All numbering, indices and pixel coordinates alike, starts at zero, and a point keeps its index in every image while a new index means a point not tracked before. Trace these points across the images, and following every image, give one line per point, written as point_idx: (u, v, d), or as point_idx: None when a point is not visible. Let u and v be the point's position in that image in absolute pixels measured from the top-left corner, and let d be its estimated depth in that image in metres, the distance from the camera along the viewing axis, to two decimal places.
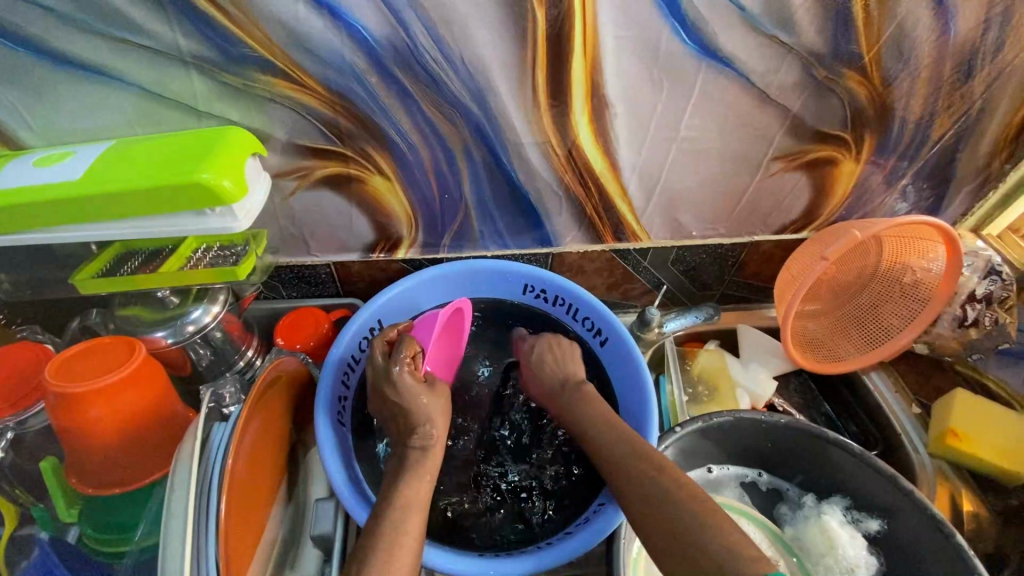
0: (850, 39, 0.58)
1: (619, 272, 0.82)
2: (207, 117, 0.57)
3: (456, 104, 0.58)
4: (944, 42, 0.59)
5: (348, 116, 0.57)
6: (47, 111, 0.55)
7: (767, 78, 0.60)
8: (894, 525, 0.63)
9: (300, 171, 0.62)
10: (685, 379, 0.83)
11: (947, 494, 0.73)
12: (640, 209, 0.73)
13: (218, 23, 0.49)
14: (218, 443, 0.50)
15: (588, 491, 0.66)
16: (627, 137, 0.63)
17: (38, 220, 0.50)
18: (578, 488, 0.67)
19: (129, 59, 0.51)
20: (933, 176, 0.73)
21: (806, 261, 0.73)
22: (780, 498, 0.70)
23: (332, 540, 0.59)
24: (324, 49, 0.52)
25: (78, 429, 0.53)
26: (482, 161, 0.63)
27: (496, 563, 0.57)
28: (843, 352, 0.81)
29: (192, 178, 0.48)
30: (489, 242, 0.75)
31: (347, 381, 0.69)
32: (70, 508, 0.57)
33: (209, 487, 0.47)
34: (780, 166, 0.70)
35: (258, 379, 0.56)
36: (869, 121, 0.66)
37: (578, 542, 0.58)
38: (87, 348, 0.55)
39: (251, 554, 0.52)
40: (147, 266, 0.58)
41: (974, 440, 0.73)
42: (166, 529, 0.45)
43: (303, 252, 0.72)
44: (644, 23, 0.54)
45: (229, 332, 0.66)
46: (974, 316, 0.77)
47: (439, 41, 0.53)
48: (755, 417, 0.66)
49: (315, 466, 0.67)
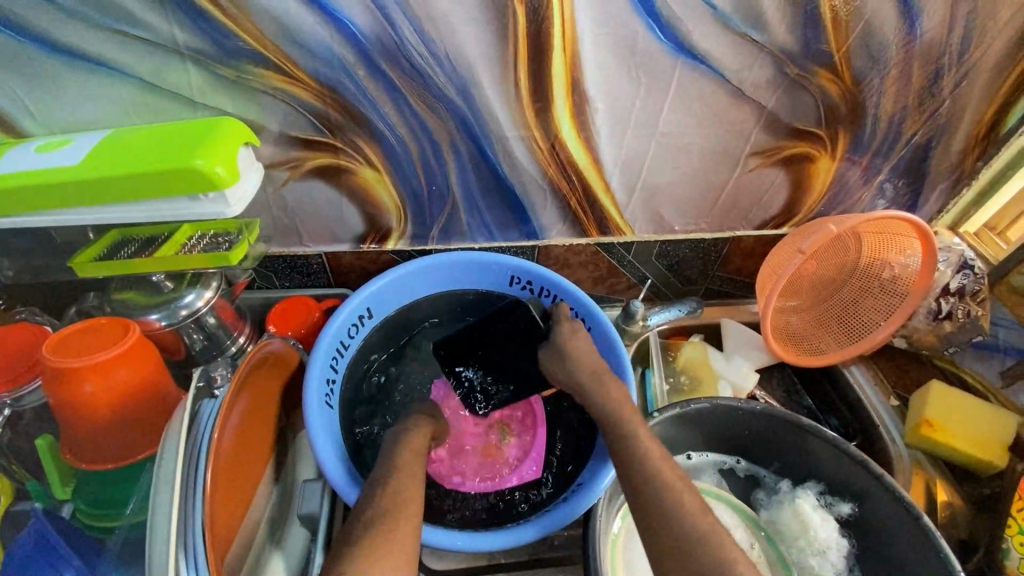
0: (820, 39, 0.60)
1: (605, 265, 0.84)
2: (202, 108, 0.59)
3: (442, 98, 0.60)
4: (911, 41, 0.62)
5: (338, 108, 0.60)
6: (48, 101, 0.57)
7: (741, 74, 0.63)
8: (866, 508, 0.65)
9: (291, 162, 0.64)
10: (668, 371, 0.85)
11: (923, 482, 0.75)
12: (623, 203, 0.75)
13: (214, 18, 0.52)
14: (206, 417, 0.52)
15: (578, 454, 0.69)
16: (608, 132, 0.66)
17: (38, 202, 0.53)
18: (568, 454, 0.70)
19: (128, 51, 0.54)
20: (908, 173, 0.75)
21: (785, 255, 0.75)
22: (757, 484, 0.72)
23: (318, 519, 0.62)
24: (314, 43, 0.55)
25: (73, 403, 0.55)
26: (468, 154, 0.66)
27: (477, 537, 0.59)
28: (824, 345, 0.83)
29: (187, 164, 0.50)
30: (476, 234, 0.77)
31: (335, 366, 0.71)
32: (63, 485, 0.59)
33: (198, 457, 0.50)
34: (758, 162, 0.72)
35: (246, 358, 0.58)
36: (842, 119, 0.68)
37: (561, 514, 0.60)
38: (85, 327, 0.57)
39: (236, 527, 0.54)
40: (144, 251, 0.61)
41: (949, 431, 0.75)
42: (155, 496, 0.47)
43: (296, 242, 0.74)
44: (621, 20, 0.56)
45: (223, 317, 0.69)
46: (947, 309, 0.79)
47: (425, 36, 0.55)
48: (732, 404, 0.68)
49: (302, 448, 0.69)
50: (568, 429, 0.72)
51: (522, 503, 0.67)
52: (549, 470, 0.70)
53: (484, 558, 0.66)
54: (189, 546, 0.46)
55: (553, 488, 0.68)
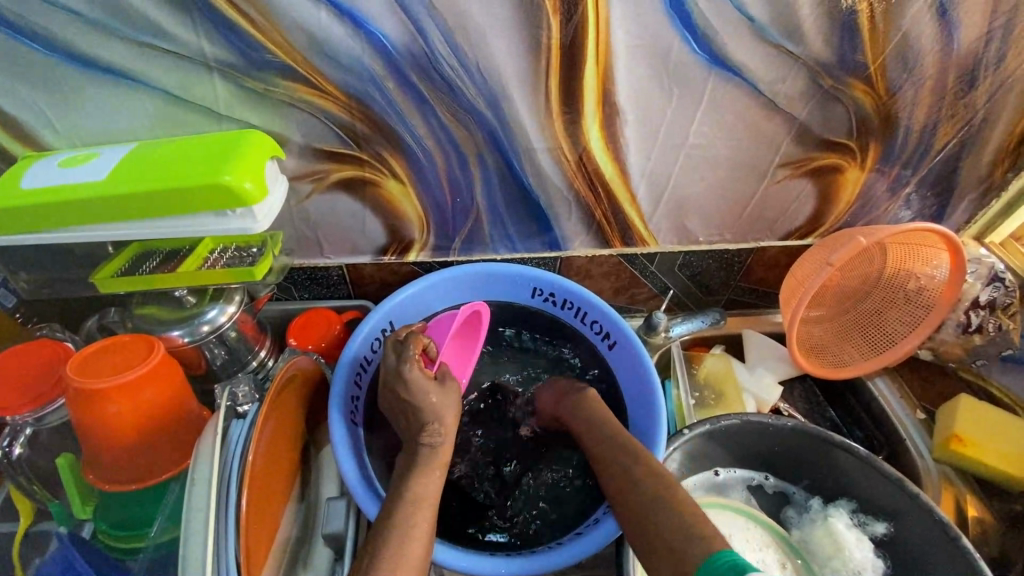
0: (856, 49, 0.59)
1: (627, 276, 0.83)
2: (226, 120, 0.58)
3: (472, 112, 0.59)
4: (948, 52, 0.60)
5: (364, 120, 0.59)
6: (70, 114, 0.56)
7: (774, 86, 0.62)
8: (902, 528, 0.64)
9: (316, 174, 0.63)
10: (691, 384, 0.83)
11: (953, 498, 0.74)
12: (648, 214, 0.73)
13: (242, 30, 0.51)
14: (237, 439, 0.51)
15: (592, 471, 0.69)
16: (636, 143, 0.64)
17: (62, 220, 0.52)
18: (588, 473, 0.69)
19: (153, 63, 0.53)
20: (937, 184, 0.74)
21: (811, 266, 0.73)
22: (786, 501, 0.71)
23: (344, 539, 0.60)
24: (343, 54, 0.54)
25: (98, 424, 0.54)
26: (495, 167, 0.65)
27: (506, 561, 0.58)
28: (848, 357, 0.81)
29: (215, 180, 0.49)
30: (498, 245, 0.75)
31: (359, 381, 0.69)
32: (84, 504, 0.58)
33: (229, 479, 0.49)
34: (786, 173, 0.71)
35: (274, 379, 0.56)
36: (873, 131, 0.67)
37: (592, 539, 0.59)
38: (108, 345, 0.56)
39: (267, 552, 0.53)
40: (166, 266, 0.60)
41: (978, 445, 0.74)
42: (188, 522, 0.46)
43: (316, 254, 0.73)
44: (655, 30, 0.55)
45: (244, 332, 0.67)
46: (978, 322, 0.78)
47: (455, 48, 0.54)
48: (763, 420, 0.67)
49: (326, 464, 0.68)
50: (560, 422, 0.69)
51: (543, 527, 0.66)
52: (569, 493, 0.68)
53: None
54: (223, 571, 0.46)
55: (574, 512, 0.66)
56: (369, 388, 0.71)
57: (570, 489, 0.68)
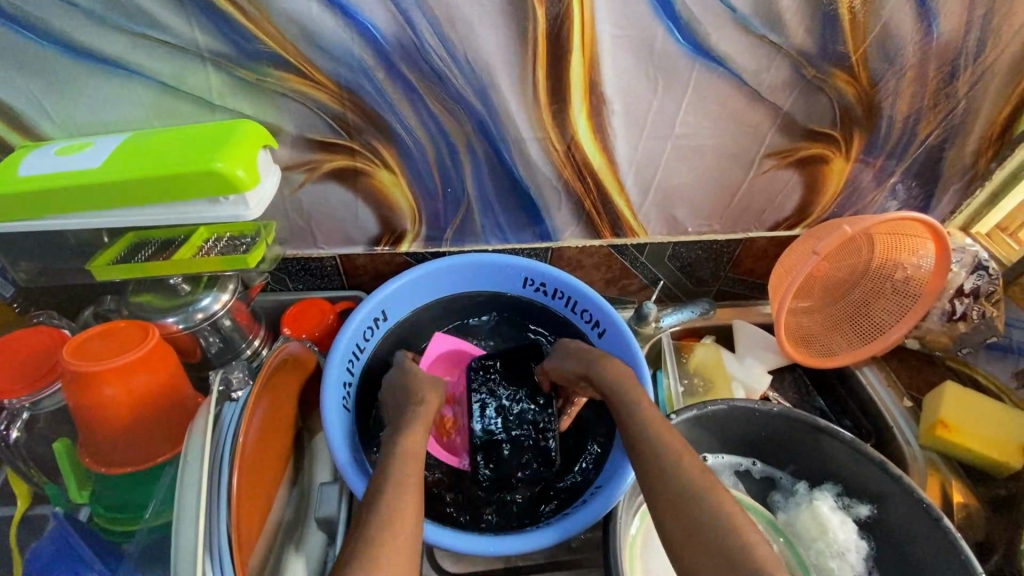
0: (838, 40, 0.60)
1: (617, 267, 0.84)
2: (220, 110, 0.59)
3: (461, 102, 0.60)
4: (928, 42, 0.62)
5: (355, 110, 0.60)
6: (67, 104, 0.57)
7: (758, 76, 0.63)
8: (885, 510, 0.65)
9: (309, 165, 0.64)
10: (681, 372, 0.84)
11: (939, 484, 0.75)
12: (637, 205, 0.75)
13: (235, 21, 0.52)
14: (228, 421, 0.52)
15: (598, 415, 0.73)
16: (624, 133, 0.66)
17: (58, 207, 0.53)
18: (588, 434, 0.72)
19: (148, 53, 0.54)
20: (921, 175, 0.75)
21: (799, 256, 0.74)
22: (772, 486, 0.72)
23: (336, 522, 0.61)
24: (334, 46, 0.55)
25: (94, 407, 0.55)
26: (485, 157, 0.66)
27: (493, 539, 0.59)
28: (837, 346, 0.82)
29: (208, 167, 0.50)
30: (490, 236, 0.77)
31: (351, 369, 0.70)
32: (81, 489, 0.60)
33: (220, 461, 0.49)
34: (772, 164, 0.72)
35: (266, 364, 0.57)
36: (857, 121, 0.68)
37: (581, 517, 0.60)
38: (104, 330, 0.57)
39: (258, 532, 0.54)
40: (161, 255, 0.61)
41: (964, 431, 0.75)
42: (181, 499, 0.47)
43: (310, 244, 0.74)
44: (640, 20, 0.56)
45: (239, 320, 0.69)
46: (962, 309, 0.79)
47: (444, 38, 0.55)
48: (749, 406, 0.68)
49: (320, 450, 0.69)
50: (583, 379, 0.66)
51: (535, 510, 0.67)
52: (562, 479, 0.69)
53: (500, 560, 0.66)
54: (214, 548, 0.47)
55: (577, 483, 0.68)
56: (359, 375, 0.72)
57: (561, 475, 0.70)
